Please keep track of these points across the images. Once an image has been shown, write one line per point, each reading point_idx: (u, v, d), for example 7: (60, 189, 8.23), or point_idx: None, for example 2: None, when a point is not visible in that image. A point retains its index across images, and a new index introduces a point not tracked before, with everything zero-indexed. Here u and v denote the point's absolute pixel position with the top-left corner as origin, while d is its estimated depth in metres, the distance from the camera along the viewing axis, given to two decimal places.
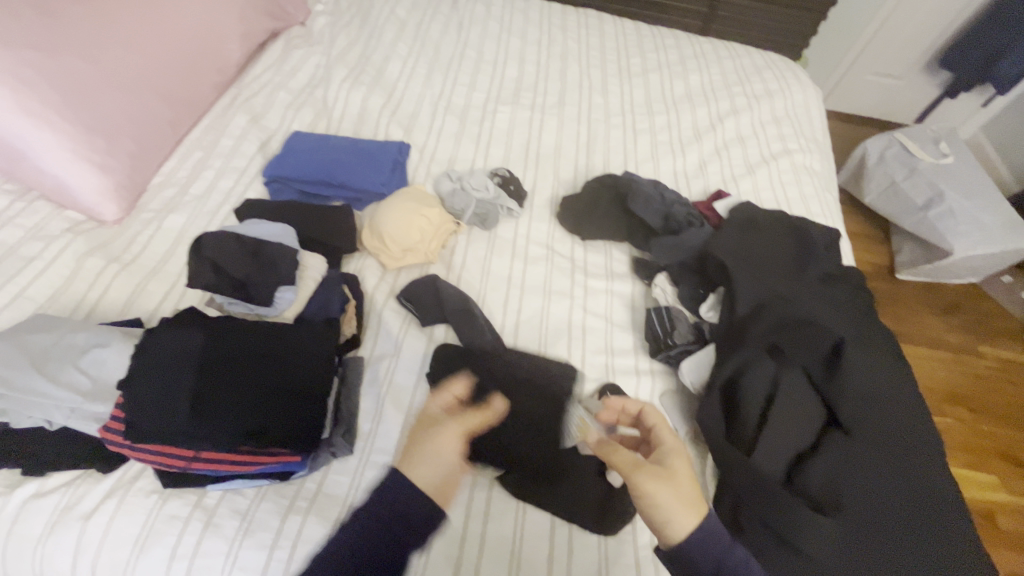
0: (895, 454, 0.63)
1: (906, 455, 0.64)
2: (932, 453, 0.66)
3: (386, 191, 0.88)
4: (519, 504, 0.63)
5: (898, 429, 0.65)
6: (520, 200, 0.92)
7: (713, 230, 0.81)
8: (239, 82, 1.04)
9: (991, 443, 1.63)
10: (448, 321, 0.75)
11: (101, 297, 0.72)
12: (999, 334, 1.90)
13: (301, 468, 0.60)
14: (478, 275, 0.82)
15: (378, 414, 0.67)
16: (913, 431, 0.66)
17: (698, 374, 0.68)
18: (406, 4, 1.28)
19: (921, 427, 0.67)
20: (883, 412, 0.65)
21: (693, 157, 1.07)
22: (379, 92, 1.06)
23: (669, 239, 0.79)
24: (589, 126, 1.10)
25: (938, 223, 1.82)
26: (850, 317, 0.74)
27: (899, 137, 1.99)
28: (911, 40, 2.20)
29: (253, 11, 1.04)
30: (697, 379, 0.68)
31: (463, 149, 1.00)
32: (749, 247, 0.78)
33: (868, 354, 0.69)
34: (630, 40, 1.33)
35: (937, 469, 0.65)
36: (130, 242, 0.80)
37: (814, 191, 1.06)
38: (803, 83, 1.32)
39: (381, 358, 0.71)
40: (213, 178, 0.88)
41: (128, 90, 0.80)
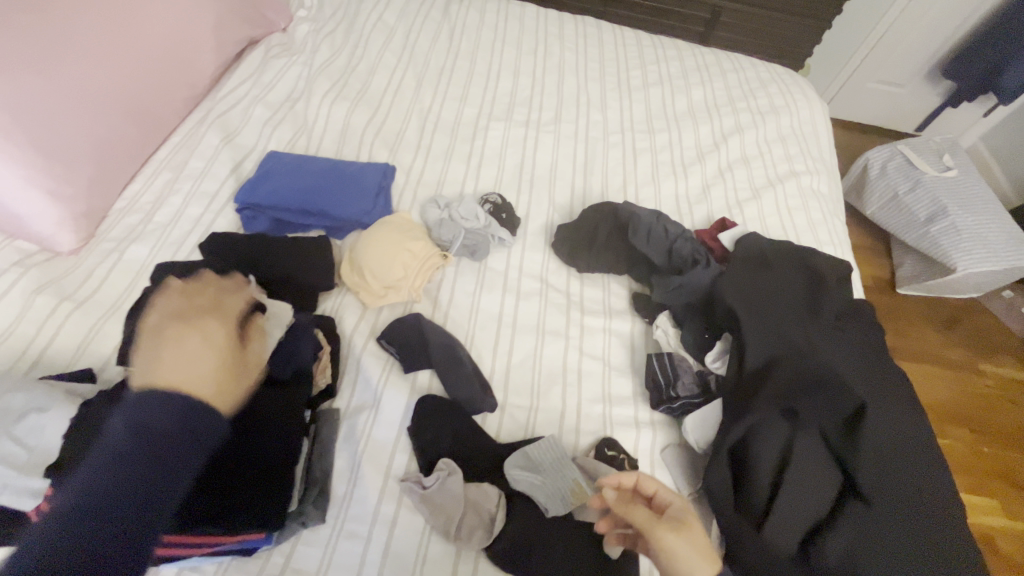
0: (919, 526, 0.58)
1: (928, 527, 0.59)
2: (955, 523, 0.61)
3: (368, 220, 0.81)
4: None
5: (919, 496, 0.60)
6: (512, 229, 0.86)
7: (719, 269, 0.76)
8: (214, 95, 0.97)
9: (992, 466, 1.59)
10: (433, 367, 0.69)
11: (51, 341, 0.66)
12: (1001, 351, 1.87)
13: (266, 544, 0.54)
14: (467, 313, 0.77)
15: (354, 475, 0.61)
16: (935, 497, 0.61)
17: (702, 433, 0.64)
18: (394, 10, 1.22)
19: (943, 493, 0.62)
20: (903, 479, 0.60)
21: (696, 180, 1.02)
22: (363, 108, 1.00)
23: (673, 279, 0.74)
24: (586, 145, 1.04)
25: (942, 238, 1.78)
26: (869, 369, 0.69)
27: (902, 148, 1.95)
28: (915, 48, 2.15)
29: (229, 19, 0.97)
30: (702, 439, 0.64)
31: (453, 171, 0.94)
32: (758, 288, 0.73)
33: (890, 412, 0.65)
34: (630, 51, 1.27)
35: (962, 541, 0.60)
36: (87, 276, 0.73)
37: (822, 216, 1.01)
38: (809, 98, 1.27)
39: (359, 410, 0.65)
40: (181, 204, 0.82)
41: (88, 107, 0.73)
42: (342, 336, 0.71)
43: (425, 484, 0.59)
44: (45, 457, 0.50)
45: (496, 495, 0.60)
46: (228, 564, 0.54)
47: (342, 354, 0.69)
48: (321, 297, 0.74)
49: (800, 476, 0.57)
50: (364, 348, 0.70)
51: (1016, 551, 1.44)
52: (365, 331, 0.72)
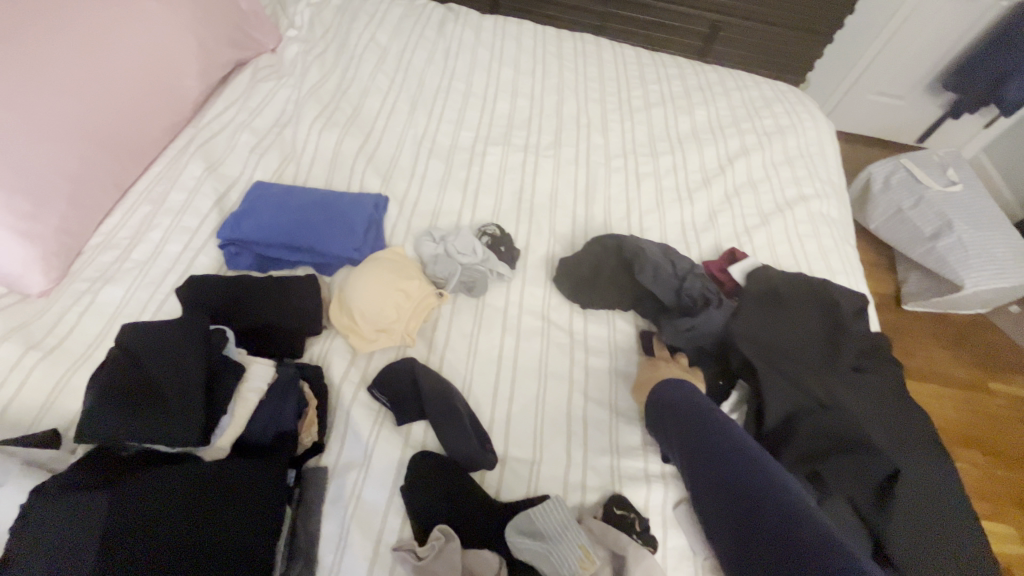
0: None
1: None
2: None
3: (358, 257, 0.77)
4: None
5: (953, 564, 0.56)
6: (511, 263, 0.82)
7: (732, 309, 0.72)
8: (198, 121, 0.93)
9: (1005, 489, 1.55)
10: (427, 419, 0.65)
11: (14, 396, 0.61)
12: (1010, 369, 1.83)
13: None
14: (465, 355, 0.72)
15: (342, 543, 0.56)
16: (969, 562, 0.57)
17: None
18: (387, 30, 1.18)
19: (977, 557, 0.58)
20: (936, 546, 0.56)
21: (702, 206, 0.98)
22: (355, 133, 0.96)
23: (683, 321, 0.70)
24: (588, 169, 1.00)
25: (948, 254, 1.74)
26: (893, 421, 0.64)
27: (905, 162, 1.92)
28: (916, 61, 2.13)
29: (216, 42, 0.93)
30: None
31: (449, 200, 0.90)
32: (772, 332, 0.69)
33: (918, 470, 0.60)
34: (630, 69, 1.24)
35: None
36: (56, 321, 0.68)
37: (833, 243, 0.97)
38: (815, 117, 1.23)
39: (347, 469, 0.60)
40: (160, 240, 0.77)
41: (60, 142, 0.69)
42: (330, 385, 0.66)
43: (419, 554, 0.54)
44: None
45: (496, 562, 0.55)
46: None
47: (331, 404, 0.65)
48: (308, 342, 0.69)
49: None
50: (354, 398, 0.65)
51: None
52: (356, 378, 0.67)
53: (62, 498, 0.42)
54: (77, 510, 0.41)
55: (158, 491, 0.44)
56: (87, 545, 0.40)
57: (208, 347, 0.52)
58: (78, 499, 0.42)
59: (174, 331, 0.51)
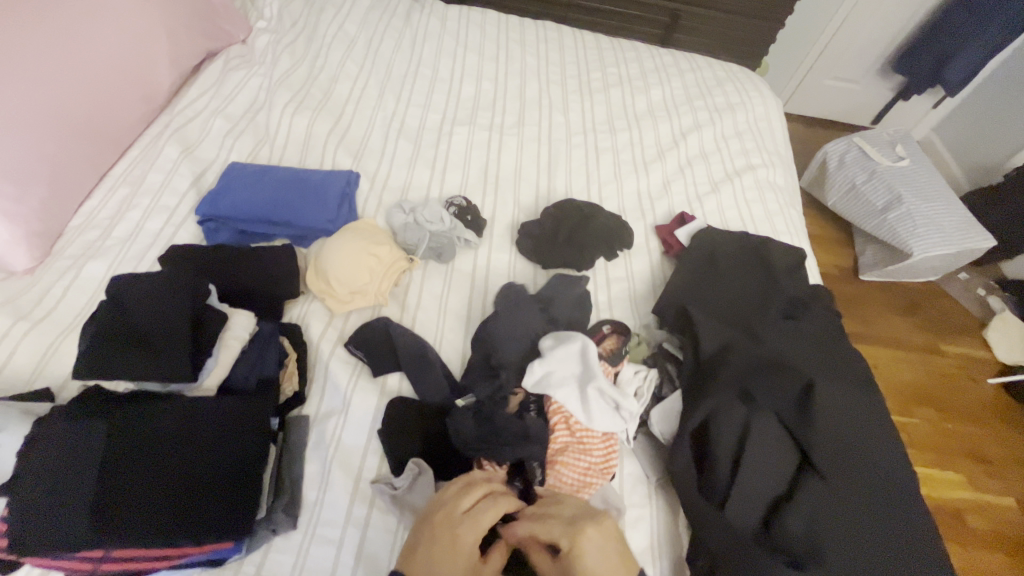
0: (874, 498, 0.61)
1: (882, 496, 0.61)
2: (910, 492, 0.63)
3: (333, 228, 0.82)
4: None
5: (875, 470, 0.63)
6: (478, 231, 0.87)
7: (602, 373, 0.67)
8: (172, 109, 0.96)
9: (956, 442, 1.66)
10: (402, 369, 0.70)
11: (6, 362, 0.64)
12: (960, 331, 1.95)
13: (235, 553, 0.54)
14: (435, 315, 0.77)
15: (324, 481, 0.61)
16: (891, 469, 0.64)
17: (667, 425, 0.66)
18: (355, 20, 1.22)
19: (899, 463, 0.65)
20: (857, 452, 0.63)
21: (657, 176, 1.04)
22: (326, 116, 1.00)
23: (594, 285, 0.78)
24: (550, 146, 1.06)
25: (899, 225, 1.85)
26: (820, 351, 0.71)
27: (858, 141, 2.02)
28: (866, 47, 2.23)
29: (187, 32, 0.96)
30: (668, 430, 0.65)
31: (418, 176, 0.95)
32: (705, 291, 0.77)
33: (839, 389, 0.67)
34: (590, 54, 1.30)
35: (915, 505, 0.63)
36: (41, 296, 0.71)
37: (778, 207, 1.04)
38: (764, 95, 1.31)
39: (328, 416, 0.65)
40: (140, 219, 0.81)
41: (37, 128, 0.71)
42: (309, 344, 0.71)
43: (396, 485, 0.60)
44: None
45: None
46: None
47: (310, 361, 0.69)
48: (287, 306, 0.74)
49: (756, 456, 0.59)
50: (332, 353, 0.70)
51: (982, 521, 1.50)
52: (333, 336, 0.72)
53: (59, 430, 0.46)
54: (76, 445, 0.46)
55: (143, 433, 0.49)
56: (83, 475, 0.45)
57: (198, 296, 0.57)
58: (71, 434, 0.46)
59: (159, 284, 0.55)
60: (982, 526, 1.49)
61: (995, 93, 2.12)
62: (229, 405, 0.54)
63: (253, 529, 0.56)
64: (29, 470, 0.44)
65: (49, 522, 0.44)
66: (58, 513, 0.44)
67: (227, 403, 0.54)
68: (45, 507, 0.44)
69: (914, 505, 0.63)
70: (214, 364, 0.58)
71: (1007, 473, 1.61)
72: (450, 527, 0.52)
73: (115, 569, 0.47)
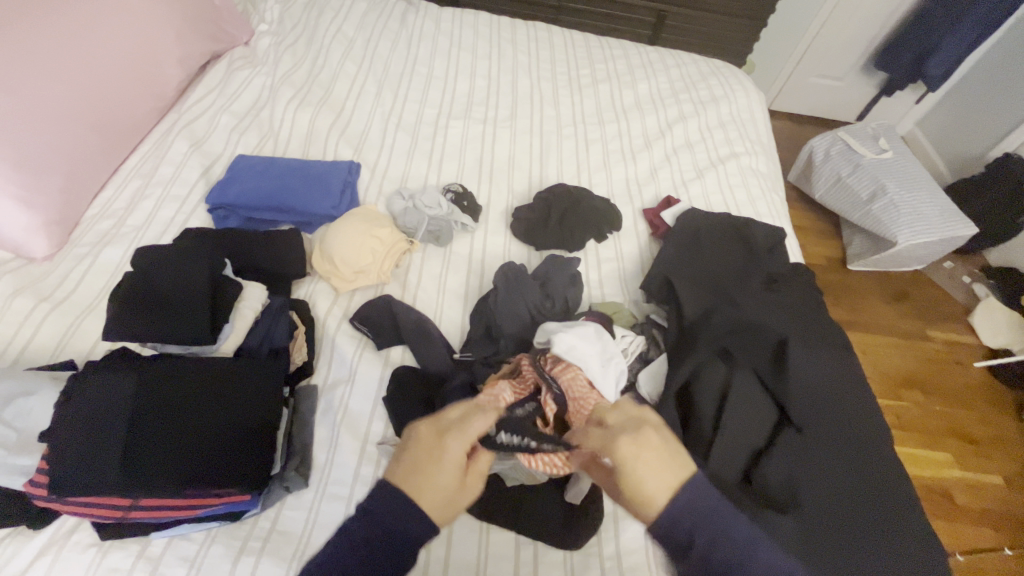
0: (849, 449, 0.65)
1: (857, 448, 0.66)
2: (884, 445, 0.68)
3: (336, 214, 0.86)
4: (484, 525, 0.64)
5: (849, 426, 0.67)
6: (474, 216, 0.92)
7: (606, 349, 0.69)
8: (180, 107, 1.01)
9: (944, 424, 1.70)
10: (404, 342, 0.74)
11: (31, 339, 0.68)
12: (947, 317, 1.99)
13: (252, 507, 0.58)
14: (435, 293, 0.82)
15: (333, 443, 0.65)
16: (864, 426, 0.68)
17: (653, 385, 0.69)
18: (353, 22, 1.28)
19: (873, 419, 0.70)
20: (832, 407, 0.68)
21: (644, 164, 1.09)
22: (327, 111, 1.05)
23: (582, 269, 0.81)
24: (541, 137, 1.11)
25: (883, 214, 1.89)
26: (798, 317, 0.76)
27: (842, 136, 2.07)
28: (849, 41, 2.26)
29: (193, 34, 1.01)
30: (654, 391, 0.69)
31: (416, 166, 1.00)
32: (691, 266, 0.81)
33: (815, 350, 0.72)
34: (579, 52, 1.36)
35: (888, 456, 0.67)
36: (62, 279, 0.76)
37: (760, 192, 1.09)
38: (746, 88, 1.37)
39: (335, 385, 0.69)
40: (152, 208, 0.85)
41: (55, 121, 0.75)
42: (316, 320, 0.75)
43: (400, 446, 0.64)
44: (33, 437, 0.53)
45: None
46: (216, 530, 0.57)
47: (317, 335, 0.74)
48: (295, 286, 0.79)
49: (737, 409, 0.64)
50: (338, 329, 0.74)
51: (970, 499, 1.54)
52: (339, 313, 0.76)
53: (93, 387, 0.51)
54: (110, 399, 0.51)
55: (167, 390, 0.53)
56: (115, 426, 0.50)
57: (215, 269, 0.63)
58: (104, 389, 0.51)
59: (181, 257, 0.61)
60: (970, 504, 1.53)
61: (975, 87, 2.18)
62: (246, 368, 0.59)
63: (269, 485, 0.60)
64: (68, 421, 0.49)
65: (84, 468, 0.48)
66: (92, 460, 0.49)
67: (244, 367, 0.59)
68: (81, 454, 0.49)
69: (887, 456, 0.67)
70: (231, 329, 0.63)
71: (994, 452, 1.65)
72: (437, 441, 0.48)
73: (145, 514, 0.52)
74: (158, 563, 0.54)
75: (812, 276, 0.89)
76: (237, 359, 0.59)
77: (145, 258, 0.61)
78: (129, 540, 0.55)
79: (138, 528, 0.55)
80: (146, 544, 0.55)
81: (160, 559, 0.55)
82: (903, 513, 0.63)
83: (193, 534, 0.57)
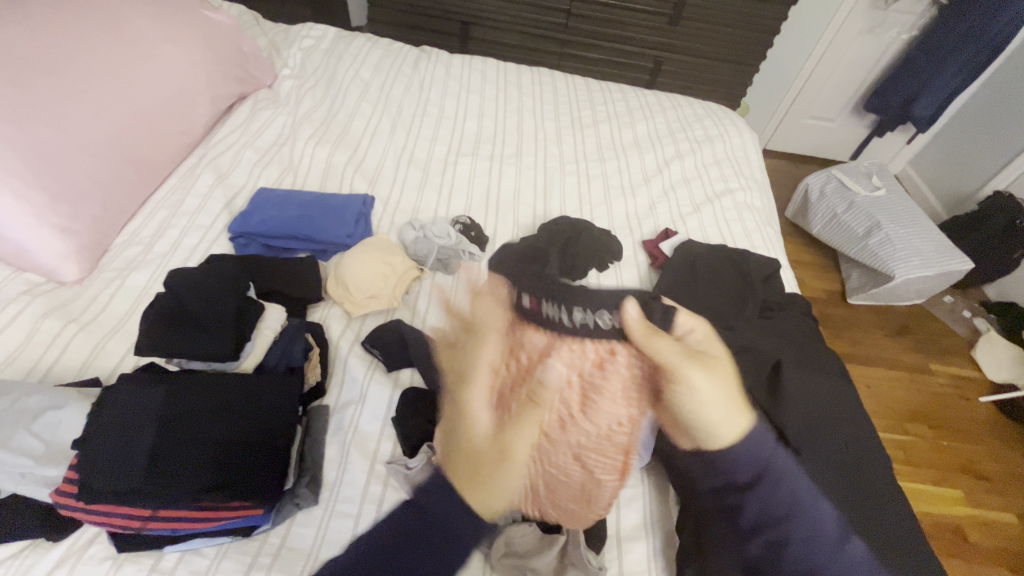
0: (848, 466, 0.71)
1: (854, 467, 0.71)
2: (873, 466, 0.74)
3: (350, 242, 0.92)
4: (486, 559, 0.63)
5: (840, 451, 0.72)
6: (482, 246, 0.97)
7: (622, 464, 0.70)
8: (207, 143, 1.07)
9: (954, 459, 1.56)
10: (413, 364, 0.77)
11: (59, 359, 0.72)
12: (950, 349, 1.89)
13: (264, 522, 0.60)
14: (443, 318, 0.86)
15: (343, 462, 0.68)
16: (858, 451, 0.73)
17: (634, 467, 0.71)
18: (369, 67, 1.37)
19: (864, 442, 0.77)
20: (830, 427, 0.74)
21: (643, 199, 1.15)
22: (344, 149, 1.12)
23: None
24: (545, 173, 1.17)
25: (880, 250, 1.82)
26: (793, 343, 0.84)
27: (836, 172, 2.02)
28: (838, 86, 2.34)
29: (222, 76, 1.09)
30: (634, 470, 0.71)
31: (426, 200, 1.06)
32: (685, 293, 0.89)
33: (808, 374, 0.79)
34: (581, 95, 1.43)
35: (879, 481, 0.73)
36: (90, 302, 0.80)
37: (755, 225, 1.14)
38: (740, 128, 1.43)
39: (346, 405, 0.72)
40: (178, 236, 0.91)
41: (95, 153, 0.81)
42: (330, 343, 0.79)
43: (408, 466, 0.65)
44: (60, 449, 0.56)
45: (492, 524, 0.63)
46: (228, 545, 0.59)
47: (331, 357, 0.78)
48: (310, 309, 0.84)
49: None
50: (350, 351, 0.78)
51: (1000, 539, 1.41)
52: (351, 337, 0.80)
53: (131, 395, 0.56)
54: (138, 403, 0.56)
55: (191, 397, 0.59)
56: (147, 432, 0.55)
57: (240, 292, 0.70)
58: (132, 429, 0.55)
59: (211, 282, 0.69)
60: (1000, 543, 1.41)
61: (965, 127, 2.26)
62: (267, 382, 0.64)
63: (280, 501, 0.62)
64: (97, 428, 0.54)
65: (109, 475, 0.52)
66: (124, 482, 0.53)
67: (264, 381, 0.64)
68: (103, 470, 0.52)
69: (879, 485, 0.72)
70: (253, 347, 0.69)
71: (1008, 490, 1.52)
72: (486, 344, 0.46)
73: (161, 526, 0.55)
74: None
75: (806, 307, 0.94)
76: (254, 373, 0.65)
77: (182, 280, 0.68)
78: (143, 554, 0.57)
79: (153, 541, 0.57)
80: (159, 558, 0.57)
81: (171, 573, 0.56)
82: (889, 525, 0.68)
83: (205, 549, 0.59)
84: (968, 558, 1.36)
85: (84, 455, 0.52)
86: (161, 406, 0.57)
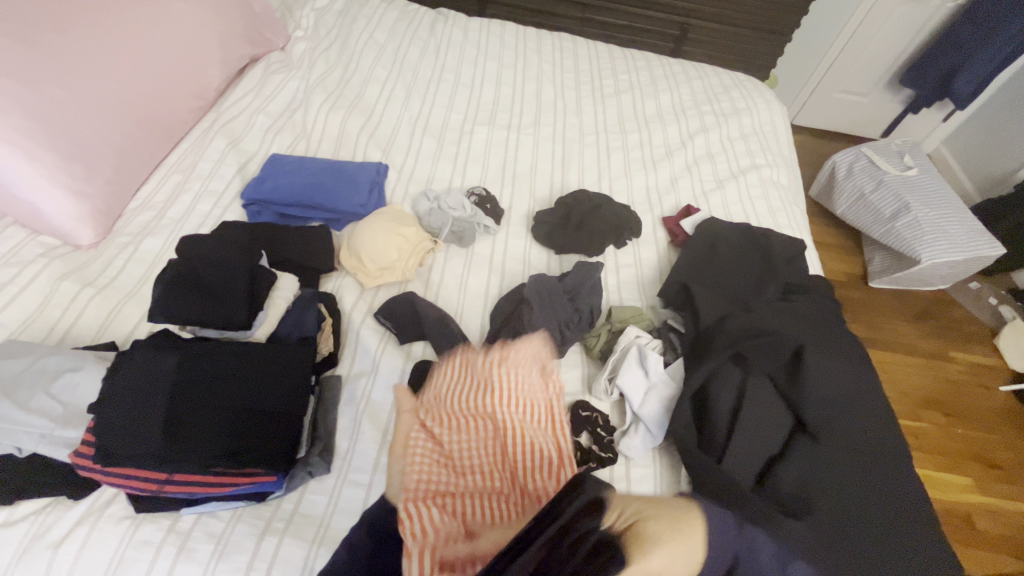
0: (860, 456, 0.70)
1: (864, 456, 0.71)
2: (889, 457, 0.73)
3: (363, 212, 0.90)
4: None
5: (852, 439, 0.71)
6: (497, 219, 0.95)
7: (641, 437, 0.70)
8: (218, 107, 1.05)
9: (967, 447, 1.54)
10: (426, 337, 0.76)
11: (76, 321, 0.72)
12: (972, 337, 1.84)
13: (277, 489, 0.61)
14: (455, 294, 0.84)
15: (355, 432, 0.68)
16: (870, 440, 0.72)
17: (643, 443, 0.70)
18: (384, 30, 1.32)
19: (883, 432, 0.75)
20: (846, 417, 0.73)
21: (665, 174, 1.11)
22: (357, 115, 1.09)
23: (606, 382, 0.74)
24: (564, 144, 1.13)
25: (906, 233, 1.76)
26: (814, 327, 0.81)
27: (866, 150, 1.94)
28: (875, 58, 2.21)
29: (233, 37, 1.05)
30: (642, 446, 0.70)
31: (441, 169, 1.04)
32: (708, 275, 0.87)
33: (829, 359, 0.76)
34: (603, 63, 1.37)
35: (894, 474, 0.71)
36: (105, 266, 0.80)
37: (781, 204, 1.09)
38: (769, 101, 1.37)
39: (359, 376, 0.72)
40: (191, 202, 0.90)
41: (105, 115, 0.80)
42: (342, 313, 0.78)
43: None
44: (77, 412, 0.56)
45: None
46: (242, 509, 0.60)
47: (343, 328, 0.77)
48: (323, 279, 0.83)
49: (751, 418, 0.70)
50: (362, 322, 0.78)
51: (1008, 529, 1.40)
52: (363, 308, 0.79)
53: (143, 360, 0.57)
54: (150, 369, 0.56)
55: (204, 366, 0.59)
56: (160, 398, 0.55)
57: (251, 260, 0.70)
58: (145, 396, 0.55)
59: (220, 250, 0.68)
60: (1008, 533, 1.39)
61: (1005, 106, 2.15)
62: (282, 352, 0.64)
63: (293, 469, 0.62)
64: (114, 392, 0.55)
65: (125, 439, 0.53)
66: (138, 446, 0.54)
67: (278, 351, 0.64)
68: (117, 435, 0.53)
69: (892, 476, 0.71)
70: (263, 317, 0.69)
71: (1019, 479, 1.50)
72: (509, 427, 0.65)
73: (177, 489, 0.56)
74: (187, 537, 0.57)
75: (830, 290, 0.90)
76: (266, 344, 0.64)
77: (193, 247, 0.68)
78: (160, 516, 0.58)
79: (171, 503, 0.58)
80: (176, 520, 0.58)
81: (188, 535, 0.57)
82: (904, 521, 0.68)
83: (220, 513, 0.59)
84: (972, 545, 1.36)
85: (101, 420, 0.53)
86: (174, 374, 0.57)
